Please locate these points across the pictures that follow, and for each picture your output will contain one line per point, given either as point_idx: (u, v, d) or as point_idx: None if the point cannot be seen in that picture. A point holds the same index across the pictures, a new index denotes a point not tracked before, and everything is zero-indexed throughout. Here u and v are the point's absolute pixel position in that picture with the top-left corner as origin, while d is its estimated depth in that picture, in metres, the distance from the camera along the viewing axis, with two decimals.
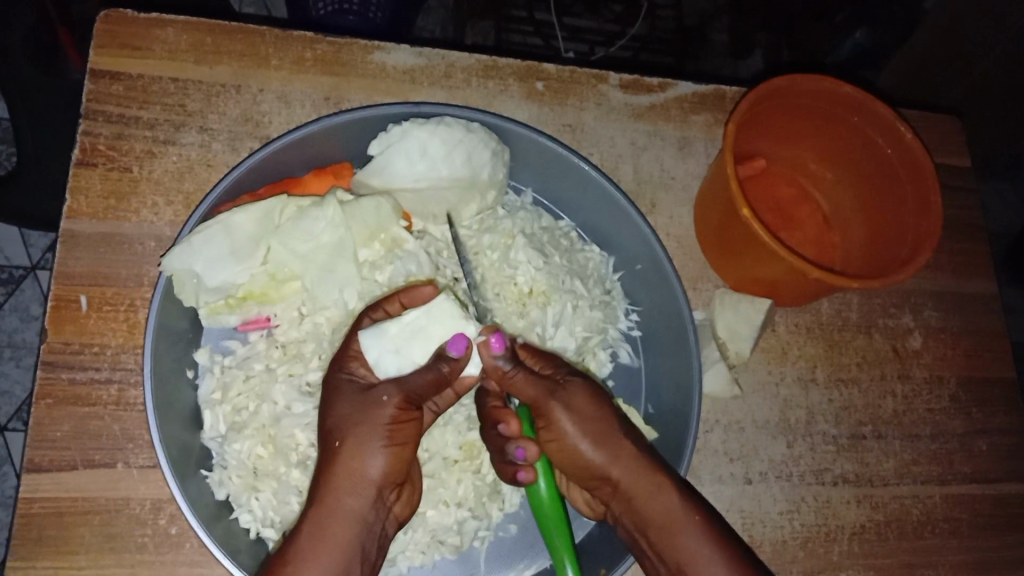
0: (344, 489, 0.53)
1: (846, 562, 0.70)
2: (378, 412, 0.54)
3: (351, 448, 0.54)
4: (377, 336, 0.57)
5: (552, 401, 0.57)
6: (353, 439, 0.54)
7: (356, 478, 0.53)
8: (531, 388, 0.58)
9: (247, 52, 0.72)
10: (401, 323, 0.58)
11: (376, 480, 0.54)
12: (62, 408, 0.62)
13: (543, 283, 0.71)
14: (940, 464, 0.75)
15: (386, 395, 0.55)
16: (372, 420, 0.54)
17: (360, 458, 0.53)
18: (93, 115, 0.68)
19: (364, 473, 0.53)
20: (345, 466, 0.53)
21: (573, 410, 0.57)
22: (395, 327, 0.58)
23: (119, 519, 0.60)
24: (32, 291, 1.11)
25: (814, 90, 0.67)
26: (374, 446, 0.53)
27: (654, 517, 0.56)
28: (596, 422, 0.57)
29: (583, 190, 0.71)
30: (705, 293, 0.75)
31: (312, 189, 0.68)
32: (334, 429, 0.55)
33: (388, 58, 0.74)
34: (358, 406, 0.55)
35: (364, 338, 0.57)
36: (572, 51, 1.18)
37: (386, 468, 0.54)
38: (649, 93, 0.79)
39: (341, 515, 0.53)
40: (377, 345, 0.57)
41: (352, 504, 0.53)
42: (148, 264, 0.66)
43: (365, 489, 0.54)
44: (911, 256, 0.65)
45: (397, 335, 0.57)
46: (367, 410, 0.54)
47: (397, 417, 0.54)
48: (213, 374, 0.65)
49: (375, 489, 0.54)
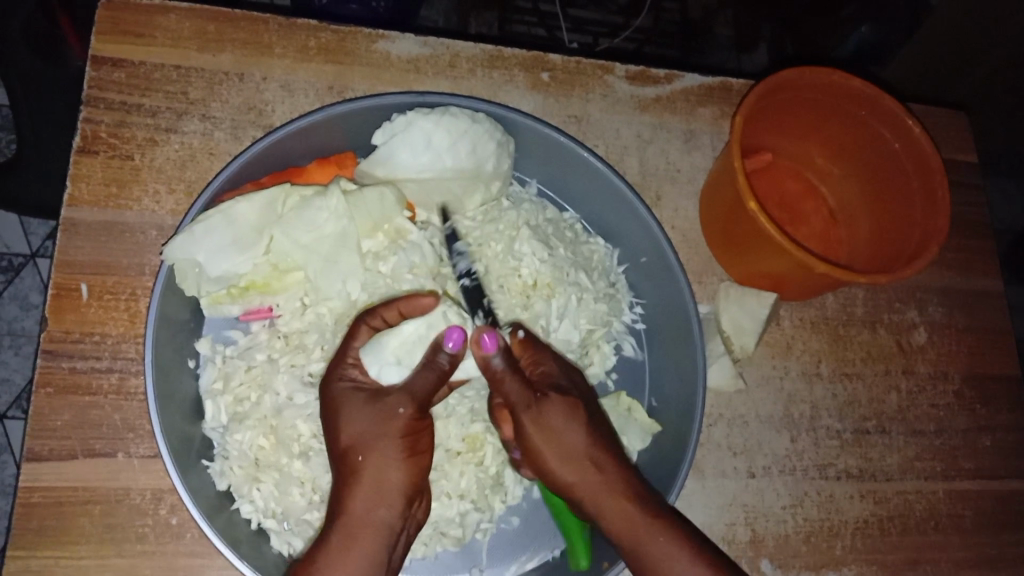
0: (372, 500, 0.53)
1: (848, 557, 0.70)
2: (395, 425, 0.54)
3: (377, 461, 0.53)
4: (378, 352, 0.57)
5: (523, 414, 0.57)
6: (377, 453, 0.53)
7: (383, 490, 0.53)
8: (515, 393, 0.57)
9: (250, 41, 0.71)
10: (401, 336, 0.58)
11: (401, 490, 0.54)
12: (61, 397, 0.61)
13: (547, 276, 0.70)
14: (943, 460, 0.75)
15: (400, 407, 0.55)
16: (394, 434, 0.54)
17: (385, 469, 0.53)
18: (94, 102, 0.67)
19: (390, 485, 0.53)
20: (372, 478, 0.53)
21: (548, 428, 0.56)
22: (395, 341, 0.58)
23: (118, 509, 0.60)
24: (32, 279, 1.11)
25: (822, 83, 0.66)
26: (395, 458, 0.54)
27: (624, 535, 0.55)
28: (566, 438, 0.56)
29: (589, 182, 0.71)
30: (710, 287, 0.74)
31: (316, 179, 0.68)
32: (354, 444, 0.54)
33: (392, 47, 0.74)
34: (373, 416, 0.54)
35: (364, 354, 0.57)
36: (576, 43, 1.17)
37: (409, 477, 0.54)
38: (655, 85, 0.78)
39: (371, 528, 0.53)
40: (378, 359, 0.57)
41: (382, 515, 0.53)
42: (150, 253, 0.65)
43: (393, 500, 0.53)
44: (919, 251, 0.64)
45: (398, 348, 0.58)
46: (383, 421, 0.54)
47: (412, 426, 0.55)
48: (216, 364, 0.64)
49: (400, 499, 0.54)
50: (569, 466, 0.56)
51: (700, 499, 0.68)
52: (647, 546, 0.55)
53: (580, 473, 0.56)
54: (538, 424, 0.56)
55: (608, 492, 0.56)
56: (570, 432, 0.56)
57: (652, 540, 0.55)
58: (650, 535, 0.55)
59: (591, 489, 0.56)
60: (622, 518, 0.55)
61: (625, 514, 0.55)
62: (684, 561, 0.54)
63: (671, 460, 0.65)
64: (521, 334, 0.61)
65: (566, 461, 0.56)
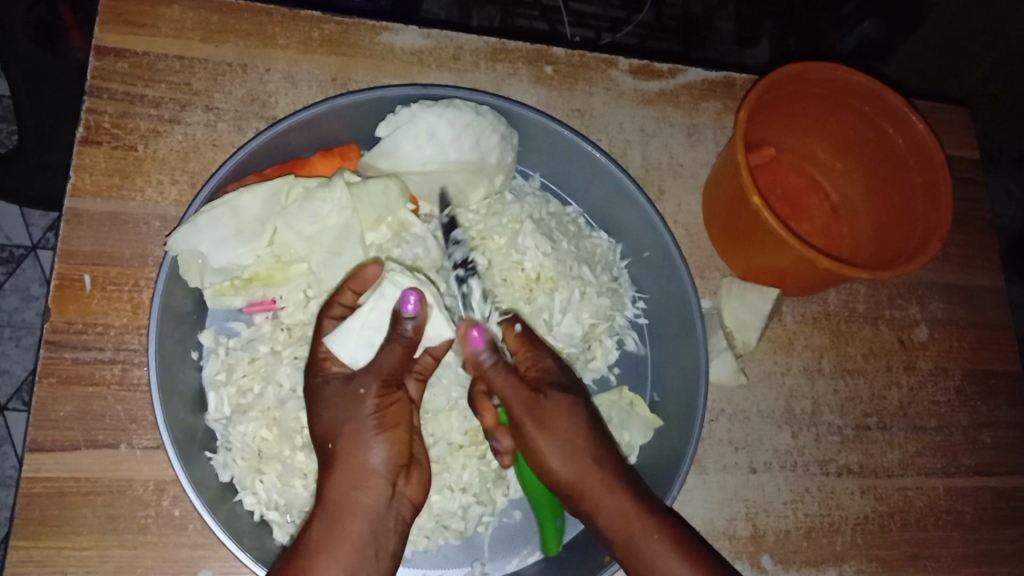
0: (347, 483, 0.53)
1: (849, 552, 0.71)
2: (359, 407, 0.54)
3: (347, 444, 0.53)
4: (343, 337, 0.58)
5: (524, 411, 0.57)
6: (343, 437, 0.54)
7: (358, 471, 0.53)
8: (513, 392, 0.58)
9: (253, 32, 0.71)
10: (362, 317, 0.58)
11: (378, 469, 0.53)
12: (64, 387, 0.61)
13: (550, 269, 0.70)
14: (943, 456, 0.75)
15: (363, 388, 0.55)
16: (359, 417, 0.54)
17: (356, 450, 0.53)
18: (98, 92, 0.67)
19: (365, 466, 0.53)
20: (346, 460, 0.53)
21: (547, 427, 0.56)
22: (358, 322, 0.58)
23: (121, 500, 0.60)
24: (32, 271, 1.10)
25: (827, 78, 0.66)
26: (367, 438, 0.53)
27: (617, 535, 0.56)
28: (569, 436, 0.56)
29: (592, 175, 0.71)
30: (712, 282, 0.74)
31: (319, 171, 0.68)
32: (326, 431, 0.55)
33: (396, 39, 0.74)
34: (340, 403, 0.55)
35: (332, 343, 0.58)
36: (579, 37, 1.17)
37: (385, 455, 0.54)
38: (659, 79, 0.78)
39: (352, 510, 0.53)
40: (346, 346, 0.57)
41: (363, 498, 0.53)
42: (153, 244, 0.65)
43: (371, 481, 0.53)
44: (922, 247, 0.64)
45: (363, 328, 0.58)
46: (348, 406, 0.54)
47: (380, 404, 0.55)
48: (218, 356, 0.65)
49: (378, 479, 0.53)
50: (570, 462, 0.56)
51: (701, 494, 0.68)
52: (641, 542, 0.55)
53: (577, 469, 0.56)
54: (542, 424, 0.57)
55: (608, 490, 0.56)
56: (571, 427, 0.57)
57: (645, 538, 0.55)
58: (643, 533, 0.55)
59: (589, 486, 0.56)
60: (618, 515, 0.56)
61: (622, 513, 0.56)
62: (675, 557, 0.55)
63: (671, 455, 0.65)
64: (517, 329, 0.63)
65: (567, 458, 0.56)
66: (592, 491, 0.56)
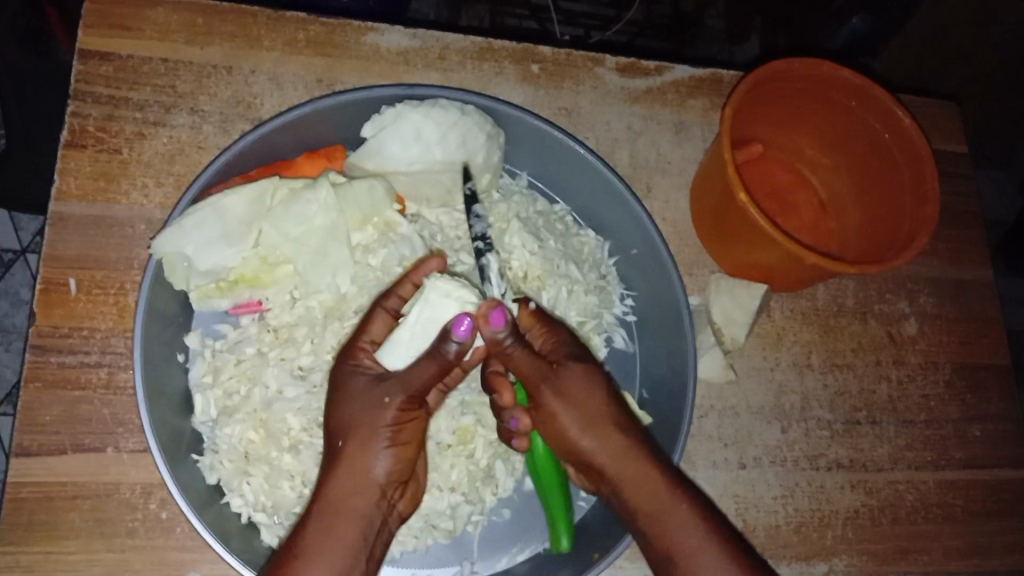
0: (348, 486, 0.54)
1: (840, 546, 0.71)
2: (379, 415, 0.55)
3: (356, 448, 0.54)
4: (391, 347, 0.58)
5: (542, 384, 0.57)
6: (354, 440, 0.54)
7: (361, 477, 0.54)
8: (531, 367, 0.57)
9: (238, 34, 0.71)
10: (408, 327, 0.58)
11: (380, 480, 0.54)
12: (50, 391, 0.61)
13: (537, 268, 0.70)
14: (933, 450, 0.75)
15: (388, 397, 0.55)
16: (375, 424, 0.54)
17: (364, 457, 0.54)
18: (82, 96, 0.67)
19: (369, 473, 0.54)
20: (351, 462, 0.54)
21: (566, 397, 0.57)
22: (404, 333, 0.58)
23: (109, 504, 0.60)
24: (21, 275, 1.10)
25: (814, 73, 0.66)
26: (376, 447, 0.54)
27: (642, 504, 0.55)
28: (589, 403, 0.57)
29: (579, 173, 0.71)
30: (700, 279, 0.74)
31: (304, 172, 0.67)
32: (338, 429, 0.55)
33: (381, 39, 0.73)
34: (361, 402, 0.55)
35: (380, 352, 0.58)
36: (568, 36, 1.17)
37: (390, 469, 0.55)
38: (646, 77, 0.78)
39: (349, 512, 0.53)
40: (394, 355, 0.58)
41: (359, 504, 0.54)
42: (138, 247, 0.65)
43: (370, 489, 0.54)
44: (910, 241, 0.64)
45: (410, 339, 0.58)
46: (368, 410, 0.55)
47: (399, 418, 0.55)
48: (205, 358, 0.65)
49: (377, 488, 0.54)
50: (588, 433, 0.57)
51: None
52: (665, 512, 0.55)
53: (601, 440, 0.57)
54: (560, 395, 0.57)
55: (631, 459, 0.56)
56: (590, 395, 0.57)
57: (673, 506, 0.55)
58: (670, 502, 0.55)
59: (613, 455, 0.56)
60: (630, 494, 0.56)
61: (646, 479, 0.55)
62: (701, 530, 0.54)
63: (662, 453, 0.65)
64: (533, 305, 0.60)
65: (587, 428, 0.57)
66: (616, 458, 0.56)
